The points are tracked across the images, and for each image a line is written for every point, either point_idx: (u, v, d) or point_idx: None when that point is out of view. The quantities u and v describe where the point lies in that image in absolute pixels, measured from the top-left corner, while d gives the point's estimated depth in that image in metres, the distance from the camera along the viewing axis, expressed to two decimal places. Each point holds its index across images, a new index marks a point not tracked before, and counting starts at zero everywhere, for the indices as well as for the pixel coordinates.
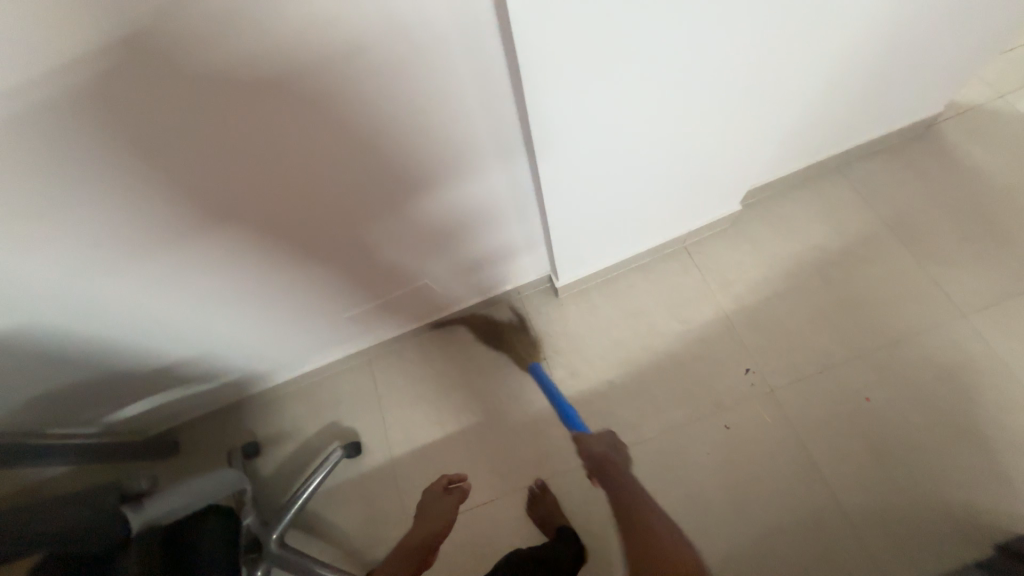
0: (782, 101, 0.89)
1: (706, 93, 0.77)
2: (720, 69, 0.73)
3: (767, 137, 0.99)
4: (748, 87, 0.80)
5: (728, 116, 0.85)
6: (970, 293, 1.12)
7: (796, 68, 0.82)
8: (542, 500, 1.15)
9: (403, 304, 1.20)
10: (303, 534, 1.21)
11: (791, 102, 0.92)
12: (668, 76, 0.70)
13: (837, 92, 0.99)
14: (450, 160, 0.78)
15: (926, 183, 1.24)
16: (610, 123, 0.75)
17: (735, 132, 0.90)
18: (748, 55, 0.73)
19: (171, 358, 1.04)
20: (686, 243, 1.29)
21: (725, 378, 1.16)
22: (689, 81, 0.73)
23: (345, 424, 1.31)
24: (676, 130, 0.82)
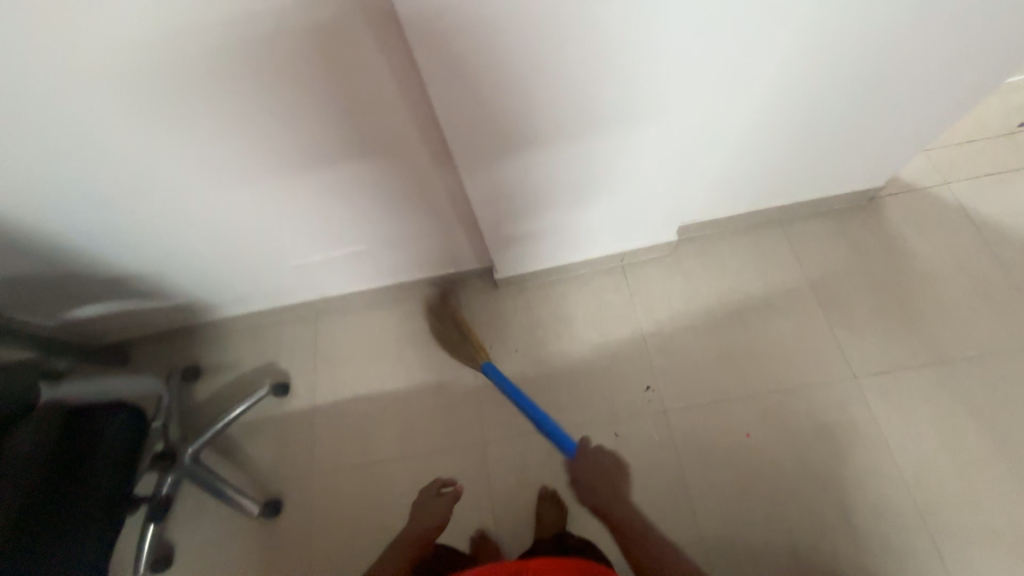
0: (705, 140, 0.99)
1: (625, 118, 0.87)
2: (638, 98, 0.83)
3: (693, 173, 1.09)
4: (666, 120, 0.90)
5: (650, 143, 0.94)
6: (867, 358, 1.19)
7: (717, 112, 0.92)
8: (483, 546, 1.11)
9: (348, 265, 1.29)
10: (219, 456, 1.31)
11: (714, 142, 1.02)
12: (587, 95, 0.80)
13: (766, 142, 1.08)
14: (392, 123, 0.88)
15: (858, 250, 1.30)
16: (540, 122, 0.84)
17: (660, 162, 1.00)
18: (666, 91, 0.83)
19: (126, 270, 1.14)
20: (623, 262, 1.37)
21: (627, 392, 1.24)
22: (608, 104, 0.83)
23: (279, 366, 1.41)
24: (606, 142, 0.92)
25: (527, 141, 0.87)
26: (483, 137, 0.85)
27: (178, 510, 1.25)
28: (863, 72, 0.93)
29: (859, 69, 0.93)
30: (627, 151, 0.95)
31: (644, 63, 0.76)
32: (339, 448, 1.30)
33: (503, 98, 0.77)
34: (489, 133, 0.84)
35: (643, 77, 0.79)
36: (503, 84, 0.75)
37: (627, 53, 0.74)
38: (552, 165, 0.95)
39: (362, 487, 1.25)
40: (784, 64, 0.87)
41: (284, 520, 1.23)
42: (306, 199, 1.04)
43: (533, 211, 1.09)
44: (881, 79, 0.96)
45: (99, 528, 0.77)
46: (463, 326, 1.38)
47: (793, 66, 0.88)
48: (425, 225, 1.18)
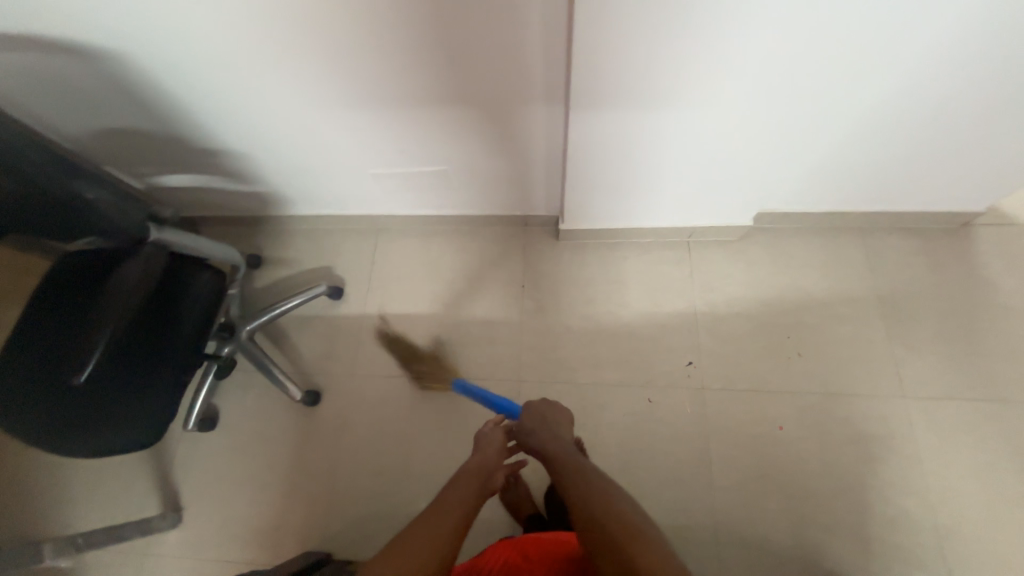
0: (818, 113, 0.95)
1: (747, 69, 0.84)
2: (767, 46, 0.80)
3: (792, 150, 1.05)
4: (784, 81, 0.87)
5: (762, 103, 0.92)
6: (920, 380, 1.17)
7: (841, 82, 0.88)
8: (514, 488, 1.13)
9: (421, 184, 1.31)
10: (269, 341, 1.40)
11: (825, 123, 0.98)
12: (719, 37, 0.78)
13: (879, 139, 1.03)
14: (511, 45, 0.87)
15: (936, 274, 1.26)
16: (664, 63, 0.83)
17: (764, 126, 0.98)
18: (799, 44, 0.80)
19: (219, 146, 1.19)
20: (689, 239, 1.36)
21: (668, 362, 1.26)
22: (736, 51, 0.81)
23: (336, 271, 1.47)
24: (720, 98, 0.90)
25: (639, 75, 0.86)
26: (598, 62, 0.84)
27: (227, 379, 1.34)
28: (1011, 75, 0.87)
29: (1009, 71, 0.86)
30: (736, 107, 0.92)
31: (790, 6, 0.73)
32: (380, 358, 1.36)
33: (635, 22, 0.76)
34: (608, 58, 0.83)
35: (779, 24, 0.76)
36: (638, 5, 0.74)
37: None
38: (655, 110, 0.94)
39: (396, 396, 1.31)
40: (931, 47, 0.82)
41: (321, 410, 1.31)
42: (405, 107, 1.04)
43: (619, 160, 1.08)
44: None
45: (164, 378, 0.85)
46: (517, 269, 1.40)
47: (942, 52, 0.83)
48: (507, 160, 1.19)
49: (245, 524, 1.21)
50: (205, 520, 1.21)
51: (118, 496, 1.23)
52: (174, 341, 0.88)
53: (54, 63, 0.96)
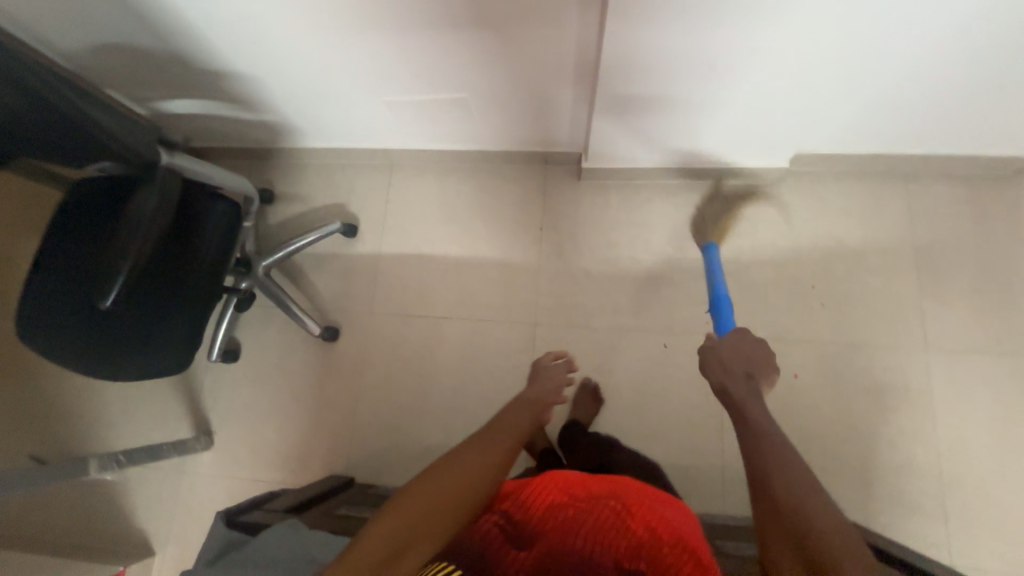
0: (891, 46, 0.84)
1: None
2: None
3: (851, 87, 0.94)
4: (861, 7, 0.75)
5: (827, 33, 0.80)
6: (946, 334, 1.15)
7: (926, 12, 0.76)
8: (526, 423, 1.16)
9: (438, 115, 1.23)
10: (286, 277, 1.40)
11: (895, 58, 0.86)
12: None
13: (949, 77, 0.91)
14: None
15: (980, 225, 1.19)
16: None
17: (823, 59, 0.86)
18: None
19: (224, 68, 1.11)
20: (719, 181, 1.29)
21: (687, 310, 1.24)
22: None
23: (350, 208, 1.43)
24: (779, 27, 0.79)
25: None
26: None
27: (247, 313, 1.36)
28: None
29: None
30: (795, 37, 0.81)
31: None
32: (396, 297, 1.36)
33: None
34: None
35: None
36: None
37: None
38: (701, 38, 0.83)
39: (414, 335, 1.33)
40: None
41: (340, 346, 1.34)
42: (421, 28, 0.94)
43: (653, 94, 0.99)
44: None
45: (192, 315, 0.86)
46: (536, 210, 1.35)
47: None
48: (531, 89, 1.10)
49: (272, 449, 1.28)
50: (234, 444, 1.28)
51: (151, 420, 1.29)
52: (197, 276, 0.87)
53: None
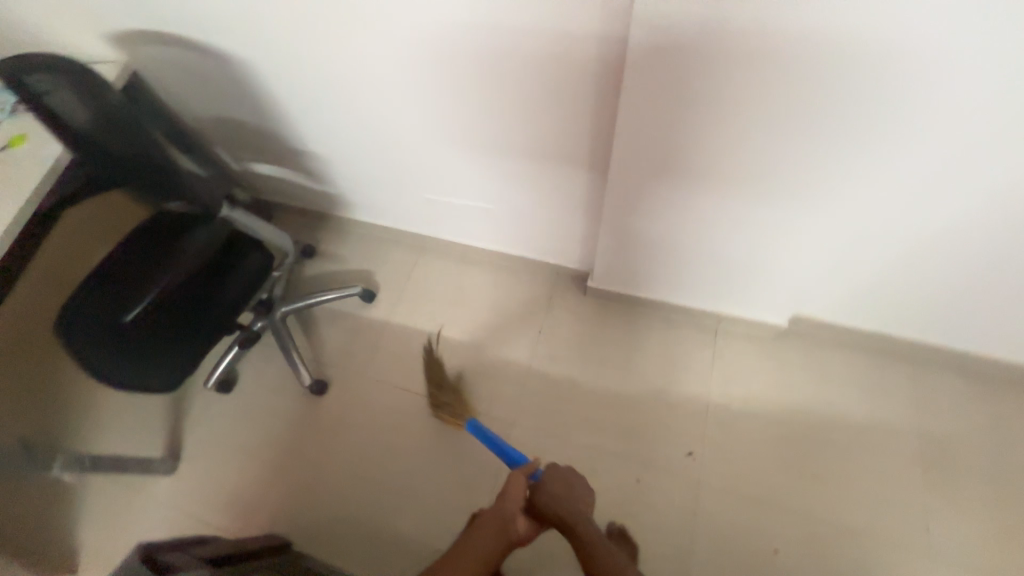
0: (870, 221, 0.92)
1: (796, 158, 0.84)
2: (818, 140, 0.80)
3: (840, 254, 1.00)
4: (835, 180, 0.86)
5: (807, 197, 0.90)
6: (954, 545, 1.02)
7: (897, 193, 0.85)
8: None
9: (467, 215, 1.39)
10: (298, 325, 1.50)
11: (877, 233, 0.94)
12: (766, 122, 0.80)
13: (937, 262, 0.96)
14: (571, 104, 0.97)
15: (994, 430, 1.12)
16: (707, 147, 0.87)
17: (806, 222, 0.95)
18: (854, 145, 0.80)
19: (305, 147, 1.35)
20: (719, 324, 1.31)
21: (668, 447, 1.19)
22: (783, 140, 0.82)
23: (374, 277, 1.56)
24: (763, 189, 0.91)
25: (684, 149, 0.89)
26: (645, 127, 0.88)
27: (253, 351, 1.45)
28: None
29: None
30: (780, 195, 0.92)
31: (840, 108, 0.75)
32: (389, 367, 1.41)
33: (687, 96, 0.80)
34: (659, 125, 0.86)
35: (836, 122, 0.77)
36: (691, 85, 0.78)
37: (828, 94, 0.74)
38: (695, 185, 0.95)
39: (394, 407, 1.35)
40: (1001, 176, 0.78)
41: (324, 402, 1.37)
42: (468, 143, 1.15)
43: (654, 230, 1.09)
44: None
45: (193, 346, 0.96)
46: (538, 314, 1.42)
47: (1013, 182, 0.78)
48: (549, 208, 1.24)
49: (226, 491, 1.27)
50: (195, 477, 1.29)
51: (133, 433, 1.34)
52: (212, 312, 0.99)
53: (197, 58, 1.16)
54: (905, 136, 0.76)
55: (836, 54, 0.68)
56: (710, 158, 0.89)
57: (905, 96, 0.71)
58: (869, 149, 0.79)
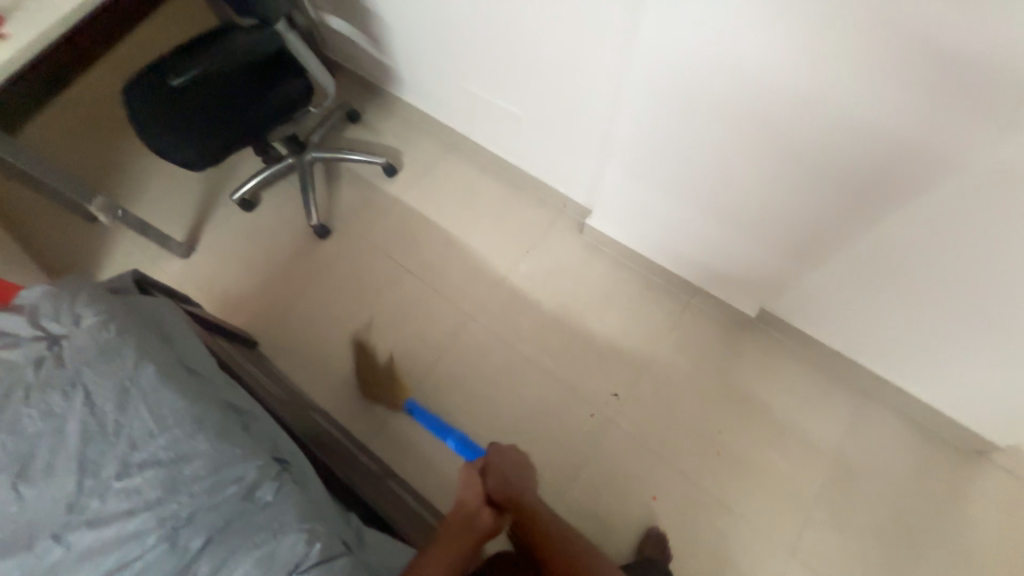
0: (857, 233, 0.90)
1: (802, 141, 0.82)
2: (826, 135, 0.79)
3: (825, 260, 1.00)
4: (833, 179, 0.84)
5: (806, 189, 0.88)
6: (819, 552, 1.06)
7: (886, 215, 0.84)
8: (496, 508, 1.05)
9: (496, 121, 1.43)
10: (323, 176, 1.63)
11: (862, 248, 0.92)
12: (784, 101, 0.78)
13: (907, 299, 0.95)
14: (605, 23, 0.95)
15: (912, 478, 1.11)
16: (711, 101, 0.86)
17: (799, 215, 0.94)
18: (863, 152, 0.77)
19: (369, 7, 1.41)
20: (694, 298, 1.33)
21: (598, 382, 1.27)
22: (800, 123, 0.79)
23: (401, 156, 1.66)
24: (756, 160, 0.90)
25: (700, 107, 0.88)
26: (671, 70, 0.87)
27: (280, 184, 1.61)
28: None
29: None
30: (781, 181, 0.90)
31: (862, 107, 0.72)
32: (385, 236, 1.53)
33: (711, 49, 0.79)
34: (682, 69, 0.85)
35: (846, 118, 0.74)
36: (716, 38, 0.77)
37: (853, 88, 0.71)
38: (703, 147, 0.95)
39: (378, 270, 1.48)
40: (992, 227, 0.76)
41: (322, 246, 1.52)
42: (506, 42, 1.17)
43: (652, 178, 1.11)
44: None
45: (223, 138, 1.11)
46: (530, 235, 1.48)
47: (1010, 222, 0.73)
48: (570, 134, 1.26)
49: (223, 287, 1.47)
50: (203, 267, 1.49)
51: (167, 214, 1.55)
52: (247, 117, 1.13)
53: None
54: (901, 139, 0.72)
55: (871, 42, 0.65)
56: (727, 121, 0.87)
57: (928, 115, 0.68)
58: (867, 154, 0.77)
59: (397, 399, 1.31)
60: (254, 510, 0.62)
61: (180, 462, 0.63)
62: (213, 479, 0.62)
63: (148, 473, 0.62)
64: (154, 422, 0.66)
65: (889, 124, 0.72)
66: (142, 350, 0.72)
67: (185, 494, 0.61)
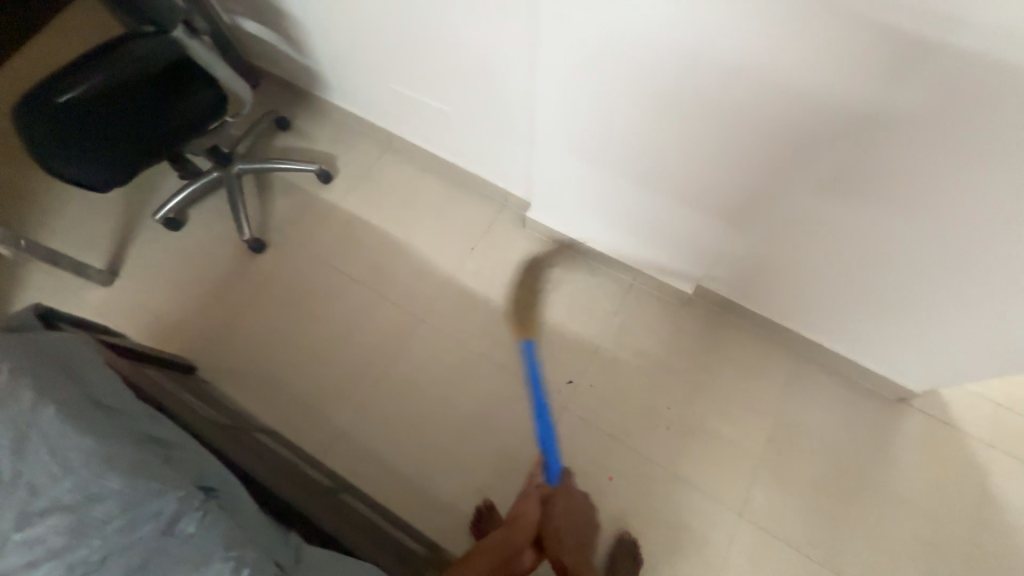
0: (770, 208, 0.94)
1: (710, 120, 0.84)
2: (728, 115, 0.81)
3: (754, 231, 1.02)
4: (741, 154, 0.87)
5: (731, 158, 0.89)
6: (766, 511, 1.11)
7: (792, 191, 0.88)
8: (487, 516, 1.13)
9: (427, 119, 1.41)
10: (255, 188, 1.56)
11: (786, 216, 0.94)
12: (696, 69, 0.77)
13: (829, 264, 0.98)
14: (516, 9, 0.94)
15: (847, 430, 1.17)
16: (622, 84, 0.87)
17: (727, 185, 0.95)
18: (765, 127, 0.79)
19: (283, 9, 1.35)
20: (636, 281, 1.37)
21: (551, 372, 1.29)
22: (713, 91, 0.79)
23: (337, 162, 1.61)
24: (673, 138, 0.92)
25: (620, 80, 0.87)
26: (581, 56, 0.87)
27: (209, 200, 1.54)
28: (981, 259, 0.79)
29: (959, 262, 0.82)
30: (705, 152, 0.91)
31: (758, 82, 0.73)
32: (325, 245, 1.48)
33: (614, 31, 0.79)
34: (592, 54, 0.85)
35: (742, 96, 0.77)
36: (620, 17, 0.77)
37: (745, 67, 0.73)
38: (629, 122, 0.94)
39: (319, 281, 1.43)
40: (899, 186, 0.77)
41: (258, 261, 1.46)
42: (424, 36, 1.15)
43: (580, 165, 1.12)
44: (989, 287, 0.83)
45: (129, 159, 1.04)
46: (474, 232, 1.48)
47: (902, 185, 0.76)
48: (500, 126, 1.26)
49: (154, 313, 1.39)
50: (129, 293, 1.41)
51: (85, 241, 1.45)
52: None
53: None
54: (795, 112, 0.75)
55: (755, 20, 0.66)
56: (647, 97, 0.87)
57: (822, 71, 0.68)
58: (766, 128, 0.80)
59: (350, 411, 1.28)
60: (174, 544, 0.59)
61: (89, 504, 0.60)
62: (127, 517, 0.59)
63: (53, 520, 0.58)
64: (57, 466, 0.62)
65: (783, 99, 0.74)
66: (41, 390, 0.67)
67: (96, 537, 0.58)
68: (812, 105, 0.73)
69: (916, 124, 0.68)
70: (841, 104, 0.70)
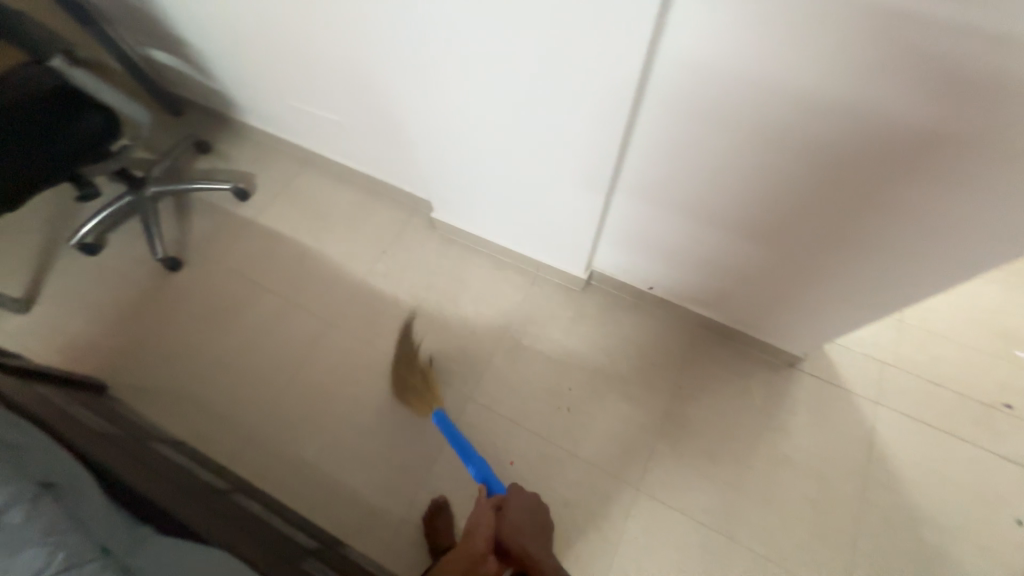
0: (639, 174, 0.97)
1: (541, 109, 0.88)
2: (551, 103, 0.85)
3: (634, 205, 1.05)
4: (578, 139, 0.90)
5: (604, 143, 0.89)
6: (661, 481, 1.15)
7: (652, 156, 0.92)
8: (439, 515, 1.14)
9: (331, 132, 1.47)
10: (174, 209, 1.60)
11: (655, 186, 0.98)
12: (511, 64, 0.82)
13: (759, 244, 0.98)
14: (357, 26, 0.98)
15: (738, 398, 1.22)
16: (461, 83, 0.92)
17: (612, 172, 0.95)
18: (583, 112, 0.84)
19: (184, 39, 1.41)
20: (539, 271, 1.41)
21: (458, 366, 1.32)
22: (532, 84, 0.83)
23: (255, 180, 1.66)
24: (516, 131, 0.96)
25: (474, 78, 0.88)
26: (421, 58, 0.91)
27: (127, 224, 1.57)
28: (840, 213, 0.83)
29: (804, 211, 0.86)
30: (647, 143, 0.89)
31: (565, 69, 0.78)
32: (241, 259, 1.52)
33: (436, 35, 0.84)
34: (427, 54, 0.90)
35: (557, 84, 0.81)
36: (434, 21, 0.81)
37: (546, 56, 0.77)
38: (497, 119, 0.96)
39: (235, 294, 1.47)
40: (745, 147, 0.80)
41: (175, 279, 1.49)
42: (302, 55, 1.21)
43: (455, 164, 1.17)
44: (849, 233, 0.85)
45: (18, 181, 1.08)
46: (386, 237, 1.52)
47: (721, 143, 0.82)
48: (388, 134, 1.31)
49: (69, 337, 1.41)
50: (44, 320, 1.43)
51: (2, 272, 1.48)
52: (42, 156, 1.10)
53: None
54: (600, 96, 0.79)
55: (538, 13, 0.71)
56: (508, 94, 0.88)
57: (800, 68, 0.66)
58: (585, 113, 0.84)
59: (261, 418, 1.30)
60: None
61: None
62: None
63: None
64: None
65: (589, 84, 0.78)
66: None
67: None
68: (692, 81, 0.74)
69: (723, 81, 0.72)
70: (809, 100, 0.68)
